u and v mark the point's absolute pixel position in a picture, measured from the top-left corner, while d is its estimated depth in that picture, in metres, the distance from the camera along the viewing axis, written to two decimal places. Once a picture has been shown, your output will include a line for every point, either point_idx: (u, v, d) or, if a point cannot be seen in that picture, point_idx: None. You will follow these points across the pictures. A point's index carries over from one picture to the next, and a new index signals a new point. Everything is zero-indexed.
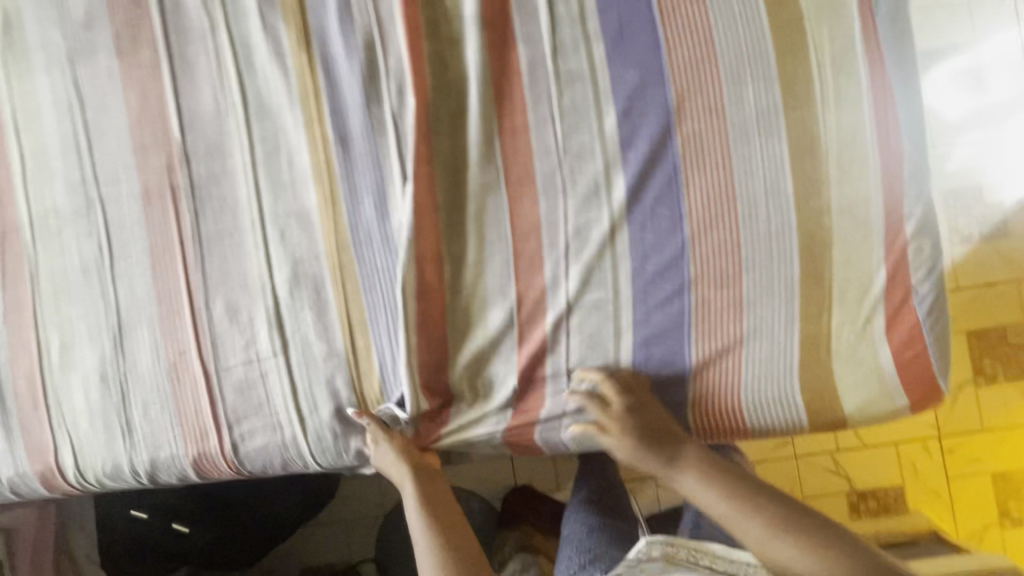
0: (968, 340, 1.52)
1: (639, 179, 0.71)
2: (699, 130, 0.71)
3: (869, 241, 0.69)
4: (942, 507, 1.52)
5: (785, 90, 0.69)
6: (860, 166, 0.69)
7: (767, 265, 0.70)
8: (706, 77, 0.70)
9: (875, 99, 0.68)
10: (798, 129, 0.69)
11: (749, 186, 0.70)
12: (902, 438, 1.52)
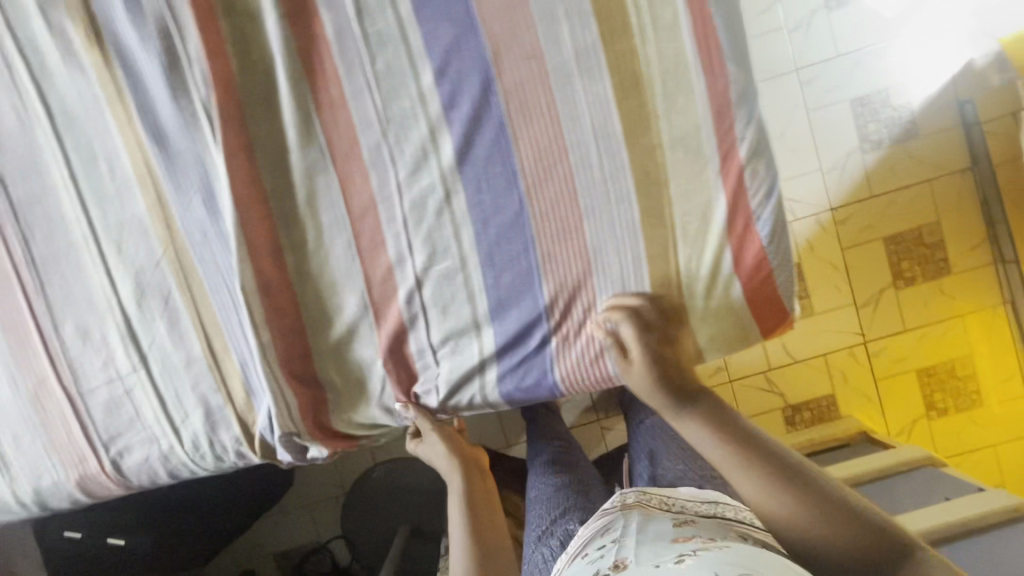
0: (886, 246, 1.54)
1: (465, 140, 0.68)
2: (520, 78, 0.67)
3: (706, 170, 0.67)
4: (871, 409, 1.58)
5: (601, 24, 0.65)
6: (686, 97, 0.66)
7: (606, 210, 0.68)
8: (519, 20, 0.66)
9: (693, 22, 0.64)
10: (619, 65, 0.66)
11: (577, 132, 0.67)
12: (829, 349, 1.57)
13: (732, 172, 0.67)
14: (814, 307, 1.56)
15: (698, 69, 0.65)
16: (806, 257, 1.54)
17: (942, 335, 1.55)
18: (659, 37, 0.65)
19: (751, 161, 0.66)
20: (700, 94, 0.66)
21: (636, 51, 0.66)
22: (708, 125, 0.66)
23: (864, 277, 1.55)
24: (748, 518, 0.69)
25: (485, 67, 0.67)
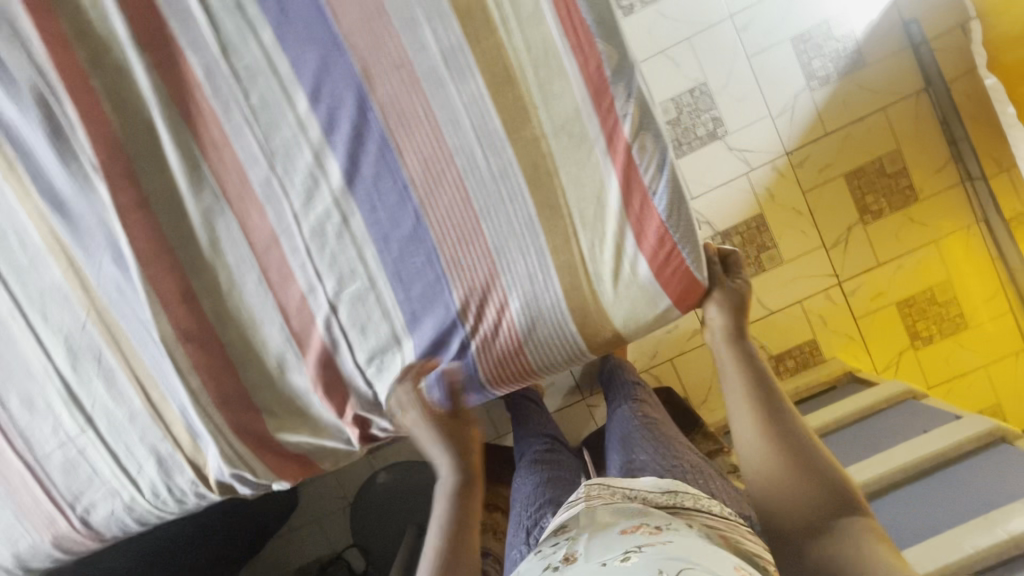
0: (848, 182, 1.50)
1: (351, 159, 0.68)
2: (393, 89, 0.66)
3: (594, 153, 0.66)
4: (855, 347, 1.56)
5: (462, 21, 0.64)
6: (561, 81, 0.65)
7: (501, 208, 0.68)
8: (381, 31, 0.65)
9: (554, 5, 0.63)
10: (488, 60, 0.65)
11: (458, 134, 0.66)
12: (804, 295, 1.55)
13: (620, 150, 0.66)
14: (783, 256, 1.53)
15: (568, 51, 0.64)
16: (768, 206, 1.52)
17: (918, 263, 1.52)
18: (524, 25, 0.64)
19: (636, 136, 0.65)
20: (574, 75, 0.64)
21: (503, 43, 0.64)
22: (587, 106, 0.65)
23: (830, 217, 1.52)
24: (705, 507, 0.73)
25: (357, 83, 0.66)
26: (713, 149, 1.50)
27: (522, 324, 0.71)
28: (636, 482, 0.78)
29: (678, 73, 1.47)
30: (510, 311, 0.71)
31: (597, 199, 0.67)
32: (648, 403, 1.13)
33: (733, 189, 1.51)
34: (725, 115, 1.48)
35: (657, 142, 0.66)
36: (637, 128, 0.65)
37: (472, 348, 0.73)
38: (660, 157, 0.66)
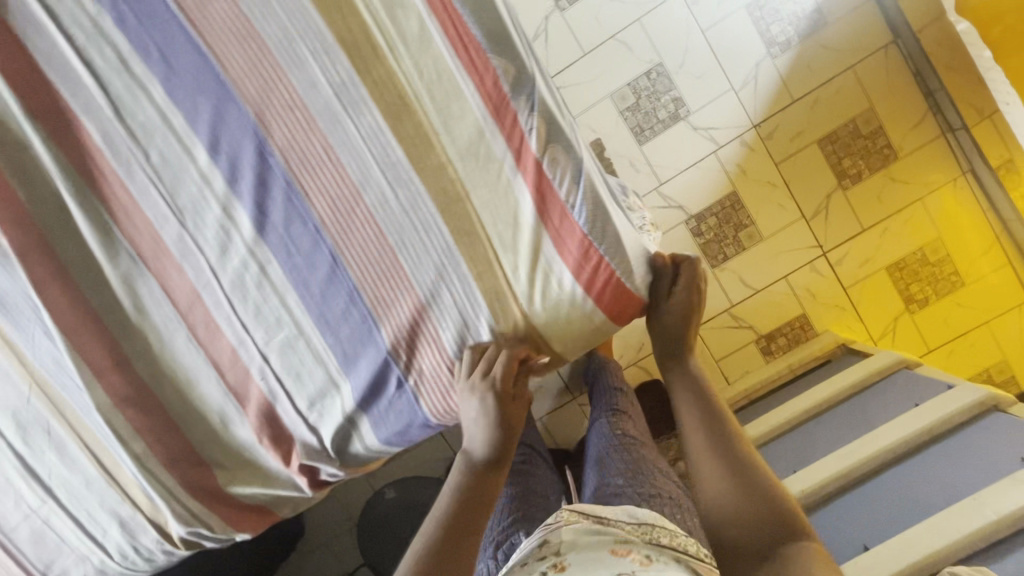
0: (822, 148, 1.44)
1: (259, 207, 0.66)
2: (290, 132, 0.64)
3: (504, 173, 0.64)
4: (846, 318, 1.51)
5: (350, 53, 0.61)
6: (459, 103, 0.62)
7: (416, 242, 0.65)
8: (270, 74, 0.62)
9: (442, 26, 0.60)
10: (381, 90, 0.62)
11: (363, 172, 0.64)
12: (789, 270, 1.49)
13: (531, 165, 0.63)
14: (762, 232, 1.48)
15: (462, 71, 0.61)
16: (740, 183, 1.46)
17: (905, 224, 1.45)
18: (414, 49, 0.61)
19: (546, 150, 0.63)
20: (473, 95, 0.61)
21: (395, 71, 0.62)
22: (491, 126, 0.62)
23: (807, 187, 1.46)
24: (682, 546, 0.70)
25: (253, 129, 0.64)
26: (677, 131, 1.45)
27: (456, 355, 0.70)
28: (608, 508, 0.74)
29: (632, 57, 1.42)
30: (441, 344, 0.69)
31: (514, 220, 0.65)
32: (628, 412, 1.10)
33: (703, 170, 1.46)
34: (686, 93, 1.43)
35: (569, 155, 0.63)
36: (547, 141, 0.63)
37: (411, 383, 0.72)
38: (574, 168, 0.63)
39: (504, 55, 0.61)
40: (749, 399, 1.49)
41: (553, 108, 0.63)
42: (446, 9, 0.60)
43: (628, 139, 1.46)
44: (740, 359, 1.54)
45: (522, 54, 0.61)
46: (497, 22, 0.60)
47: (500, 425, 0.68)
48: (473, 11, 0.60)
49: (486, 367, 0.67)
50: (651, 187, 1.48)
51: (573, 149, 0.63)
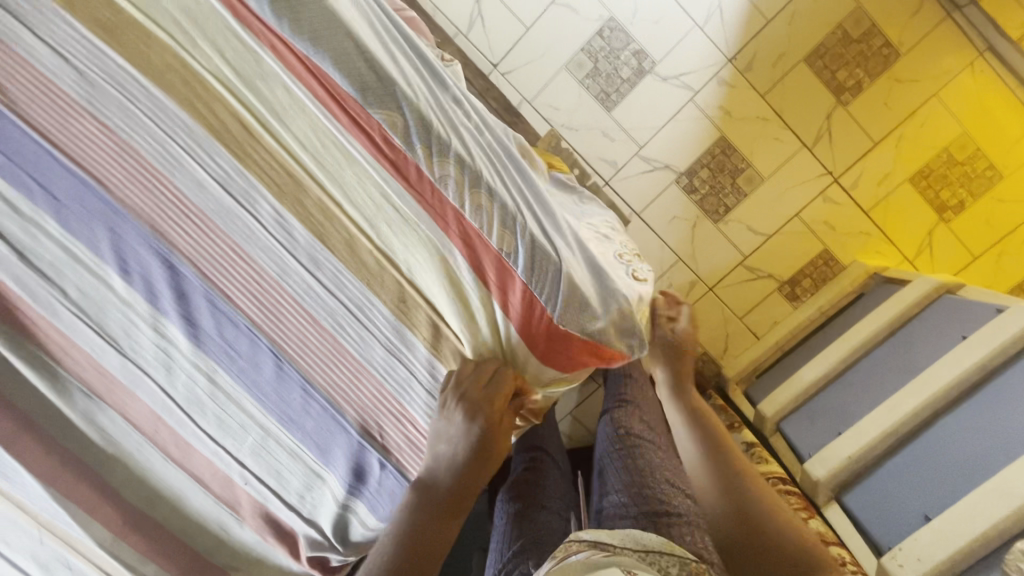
0: (812, 66, 1.27)
1: (188, 320, 0.63)
2: (191, 237, 0.59)
3: (420, 230, 0.60)
4: (874, 243, 1.37)
5: (224, 142, 0.55)
6: (352, 166, 0.57)
7: (352, 318, 0.62)
8: (150, 183, 0.57)
9: (314, 93, 0.54)
10: (269, 174, 0.56)
11: (279, 263, 0.59)
12: (799, 207, 1.37)
13: (446, 219, 0.60)
14: (761, 172, 1.35)
15: (351, 132, 0.55)
16: (727, 125, 1.33)
17: (921, 127, 1.29)
18: (289, 121, 0.55)
19: (465, 194, 0.60)
20: (368, 157, 0.56)
21: (276, 150, 0.56)
22: (395, 186, 0.58)
23: (802, 112, 1.31)
24: None
25: (153, 243, 0.59)
26: (646, 87, 1.32)
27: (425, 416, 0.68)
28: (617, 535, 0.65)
29: (578, 19, 1.28)
30: (407, 409, 0.68)
31: (441, 277, 0.62)
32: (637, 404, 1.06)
33: (683, 121, 1.34)
34: (648, 43, 1.29)
35: (488, 195, 0.61)
36: (465, 185, 0.59)
37: (388, 458, 0.69)
38: (500, 210, 0.61)
39: (390, 105, 0.55)
40: (781, 352, 1.38)
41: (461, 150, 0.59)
42: (313, 72, 0.54)
43: (595, 109, 1.35)
44: (766, 311, 1.44)
45: (410, 97, 0.55)
46: (371, 72, 0.54)
47: (474, 453, 0.66)
48: (342, 66, 0.54)
49: (471, 384, 0.66)
50: (631, 154, 1.37)
51: (489, 188, 0.61)
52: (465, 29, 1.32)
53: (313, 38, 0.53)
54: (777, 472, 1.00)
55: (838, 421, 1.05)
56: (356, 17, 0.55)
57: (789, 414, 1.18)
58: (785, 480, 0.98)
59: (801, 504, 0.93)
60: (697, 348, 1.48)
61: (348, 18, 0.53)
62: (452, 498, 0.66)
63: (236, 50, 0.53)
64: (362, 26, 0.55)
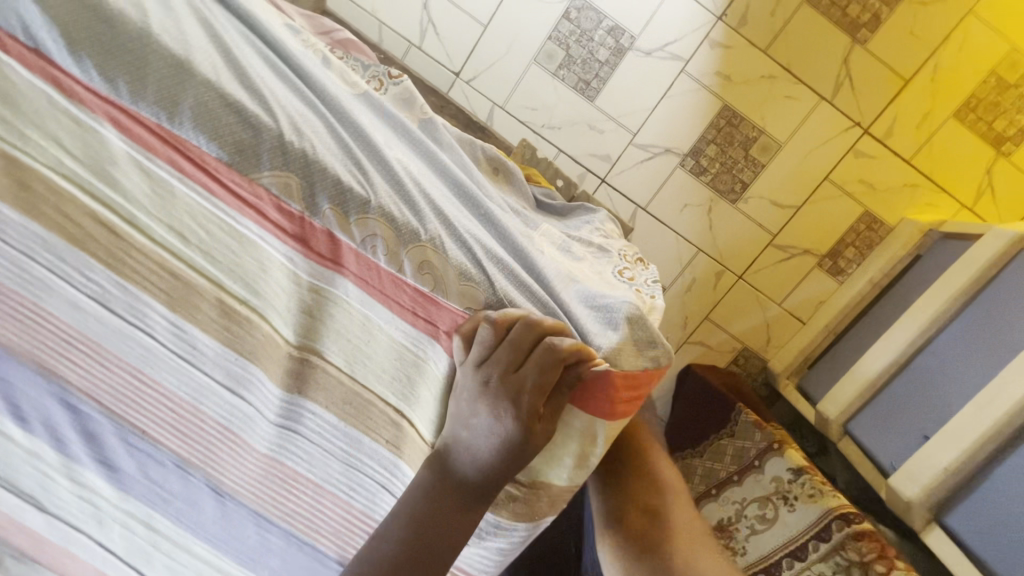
0: (818, 5, 1.09)
1: (107, 463, 0.52)
2: (84, 370, 0.48)
3: (359, 317, 0.46)
4: (923, 195, 1.18)
5: (91, 251, 0.42)
6: (250, 251, 0.42)
7: (292, 429, 0.49)
8: (15, 315, 0.45)
9: (181, 170, 0.40)
10: (153, 281, 0.43)
11: (190, 383, 0.47)
12: (827, 168, 1.19)
13: (393, 291, 0.45)
14: (777, 138, 1.18)
15: (242, 207, 0.41)
16: (728, 92, 1.16)
17: (957, 52, 1.10)
18: (159, 211, 0.41)
19: (410, 259, 0.44)
20: (269, 238, 0.42)
21: (152, 249, 0.42)
22: (310, 267, 0.43)
23: (813, 61, 1.13)
24: None
25: (46, 384, 0.49)
26: (628, 66, 1.16)
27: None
28: None
29: (540, 6, 1.14)
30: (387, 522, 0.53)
31: (397, 369, 0.48)
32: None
33: (677, 97, 1.18)
34: (622, 18, 1.13)
35: (443, 254, 0.44)
36: (407, 251, 0.43)
37: None
38: (461, 273, 0.45)
39: (282, 162, 0.40)
40: (833, 336, 1.21)
41: (395, 204, 0.43)
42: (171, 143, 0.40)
43: (576, 102, 1.20)
44: (807, 291, 1.26)
45: (301, 149, 0.40)
46: (247, 128, 0.40)
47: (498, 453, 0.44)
48: (208, 127, 0.39)
49: (511, 363, 0.44)
50: (625, 144, 1.22)
51: (444, 245, 0.44)
52: (416, 41, 1.19)
53: (161, 100, 0.39)
54: (841, 509, 0.83)
55: (922, 423, 0.88)
56: (212, 57, 0.41)
57: (857, 412, 1.02)
58: (851, 520, 0.81)
59: (874, 553, 0.77)
60: (736, 344, 1.31)
61: (200, 63, 0.40)
62: (471, 495, 0.45)
63: (71, 132, 0.39)
64: (221, 69, 0.41)
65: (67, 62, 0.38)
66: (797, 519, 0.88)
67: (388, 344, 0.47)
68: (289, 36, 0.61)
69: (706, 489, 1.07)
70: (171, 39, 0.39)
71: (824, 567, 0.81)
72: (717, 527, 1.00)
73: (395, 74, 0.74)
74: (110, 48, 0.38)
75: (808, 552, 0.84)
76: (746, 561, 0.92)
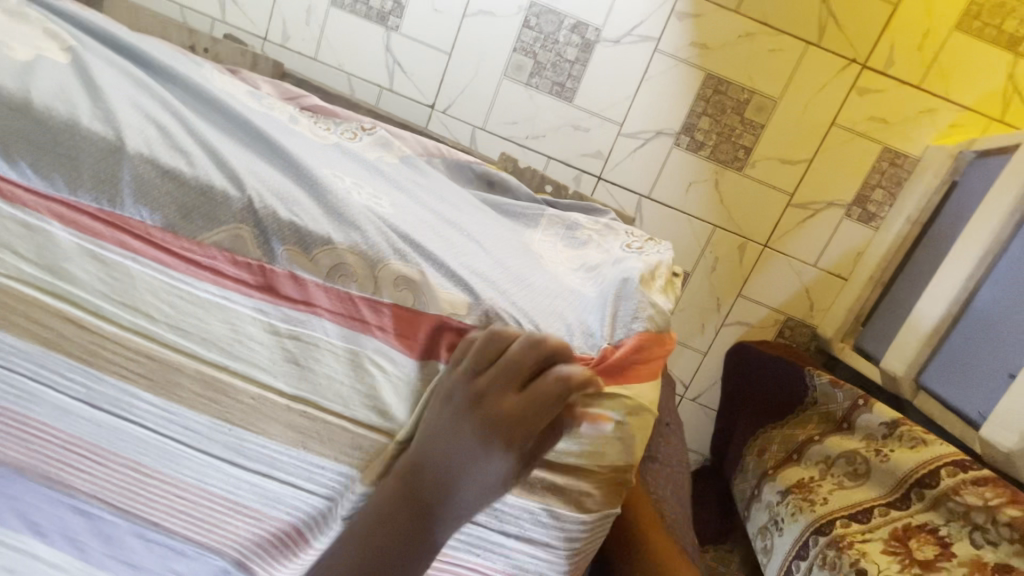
0: None
1: (133, 559, 0.53)
2: (89, 475, 0.47)
3: (349, 357, 0.40)
4: (945, 118, 1.09)
5: (65, 350, 0.42)
6: (213, 314, 0.40)
7: (296, 500, 0.45)
8: (14, 435, 0.46)
9: (128, 249, 0.38)
10: (129, 369, 0.42)
11: (186, 470, 0.45)
12: (832, 112, 1.12)
13: (373, 314, 0.40)
14: (771, 95, 1.12)
15: (205, 267, 0.38)
16: (709, 60, 1.12)
17: None
18: (119, 294, 0.39)
19: (384, 281, 0.39)
20: (236, 291, 0.39)
21: (121, 335, 0.41)
22: (283, 313, 0.39)
23: (791, 10, 1.08)
24: None
25: (56, 500, 0.49)
26: (600, 59, 1.14)
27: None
28: None
29: (499, 21, 1.14)
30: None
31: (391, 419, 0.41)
32: (667, 425, 0.92)
33: (655, 77, 1.14)
34: (582, 12, 1.12)
35: (419, 270, 0.40)
36: (379, 273, 0.39)
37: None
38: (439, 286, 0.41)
39: (231, 215, 0.38)
40: (881, 285, 1.11)
41: (358, 233, 0.40)
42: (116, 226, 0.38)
43: (554, 106, 1.17)
44: (842, 244, 1.17)
45: (252, 200, 0.38)
46: (195, 196, 0.38)
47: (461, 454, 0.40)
48: (148, 199, 0.37)
49: (483, 367, 0.40)
50: (614, 136, 1.18)
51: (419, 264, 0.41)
52: (386, 83, 1.20)
53: (99, 184, 0.37)
54: (950, 457, 0.73)
55: (1004, 358, 0.77)
56: (146, 133, 0.39)
57: (927, 363, 0.92)
58: (966, 467, 0.71)
59: (1002, 498, 0.65)
60: (779, 316, 1.22)
61: (133, 141, 0.38)
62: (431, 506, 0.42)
63: (23, 238, 0.38)
64: (156, 142, 0.39)
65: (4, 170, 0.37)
66: (892, 471, 0.79)
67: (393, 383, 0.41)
68: (243, 100, 0.62)
69: (787, 454, 0.98)
70: (97, 120, 0.38)
71: (934, 517, 0.71)
72: (796, 484, 0.89)
73: (367, 128, 0.72)
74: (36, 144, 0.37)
75: (911, 502, 0.74)
76: (826, 510, 0.80)
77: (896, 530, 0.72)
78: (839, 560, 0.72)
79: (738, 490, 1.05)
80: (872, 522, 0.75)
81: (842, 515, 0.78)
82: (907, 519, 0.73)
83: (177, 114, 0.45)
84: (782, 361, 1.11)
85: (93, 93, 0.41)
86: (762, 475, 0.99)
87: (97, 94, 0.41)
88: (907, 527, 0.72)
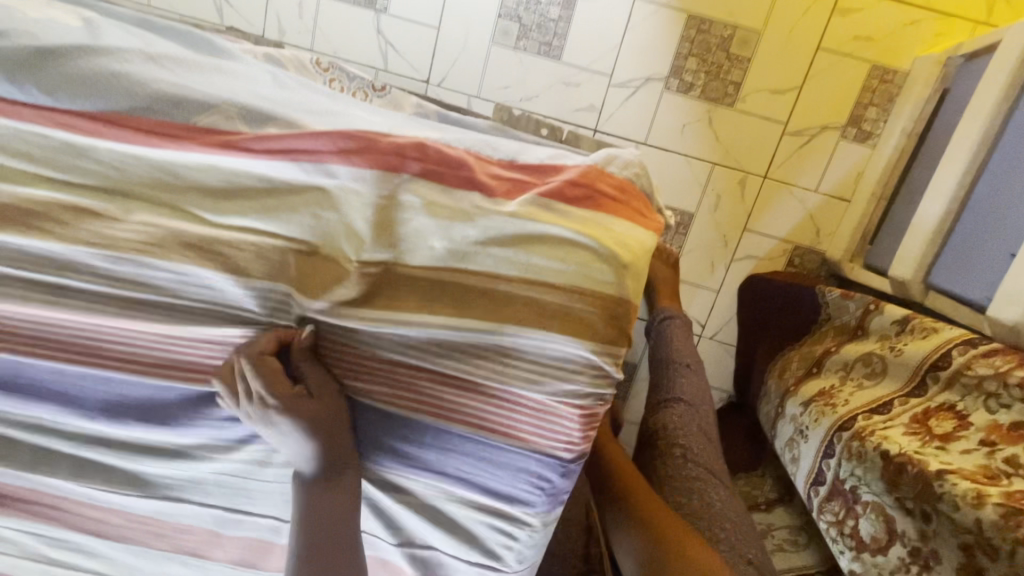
0: None
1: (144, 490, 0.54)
2: (102, 415, 0.50)
3: (358, 194, 0.44)
4: (929, 28, 1.11)
5: (85, 274, 0.44)
6: (237, 203, 0.45)
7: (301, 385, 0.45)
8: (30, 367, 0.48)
9: (167, 153, 0.45)
10: (143, 276, 0.44)
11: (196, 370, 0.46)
12: (816, 36, 1.14)
13: (416, 151, 0.46)
14: (754, 28, 1.15)
15: (262, 166, 0.45)
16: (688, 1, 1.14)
17: None
18: (155, 200, 0.45)
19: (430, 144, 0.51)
20: (278, 164, 0.45)
21: (133, 256, 0.43)
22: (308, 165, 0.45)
23: None
24: None
25: (69, 435, 0.52)
26: (582, 14, 1.17)
27: (499, 564, 0.51)
28: None
29: None
30: (468, 558, 0.52)
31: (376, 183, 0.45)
32: (687, 366, 0.97)
33: (639, 24, 1.17)
34: None
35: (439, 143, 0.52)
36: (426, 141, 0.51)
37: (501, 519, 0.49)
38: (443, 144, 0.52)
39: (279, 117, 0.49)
40: (883, 201, 1.13)
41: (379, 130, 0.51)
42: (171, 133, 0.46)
43: (545, 66, 1.21)
44: (840, 164, 1.19)
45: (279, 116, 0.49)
46: (230, 122, 0.47)
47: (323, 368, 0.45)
48: (209, 108, 0.47)
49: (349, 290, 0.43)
50: (605, 89, 1.21)
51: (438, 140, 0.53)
52: (381, 65, 1.25)
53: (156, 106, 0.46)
54: (961, 338, 0.75)
55: (1005, 240, 0.78)
56: (199, 83, 0.49)
57: (934, 262, 0.94)
58: (976, 343, 0.73)
59: (1012, 363, 0.67)
60: (787, 246, 1.24)
61: (193, 85, 0.49)
62: (327, 470, 0.46)
63: (74, 164, 0.44)
64: (209, 89, 0.49)
65: (71, 102, 0.46)
66: (906, 360, 0.81)
67: (469, 235, 0.43)
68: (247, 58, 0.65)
69: (807, 370, 1.01)
70: (157, 73, 0.48)
71: (950, 395, 0.73)
72: (818, 393, 0.92)
73: (378, 87, 0.84)
74: (105, 85, 0.46)
75: (928, 386, 0.76)
76: (846, 410, 0.83)
77: (915, 415, 0.75)
78: (864, 448, 0.75)
79: (764, 413, 1.08)
80: (893, 411, 0.77)
81: (863, 411, 0.81)
82: (926, 403, 0.75)
83: (176, 64, 0.50)
84: (794, 286, 1.14)
85: (101, 49, 0.48)
86: (784, 393, 1.02)
87: (150, 55, 0.49)
88: (926, 410, 0.74)
